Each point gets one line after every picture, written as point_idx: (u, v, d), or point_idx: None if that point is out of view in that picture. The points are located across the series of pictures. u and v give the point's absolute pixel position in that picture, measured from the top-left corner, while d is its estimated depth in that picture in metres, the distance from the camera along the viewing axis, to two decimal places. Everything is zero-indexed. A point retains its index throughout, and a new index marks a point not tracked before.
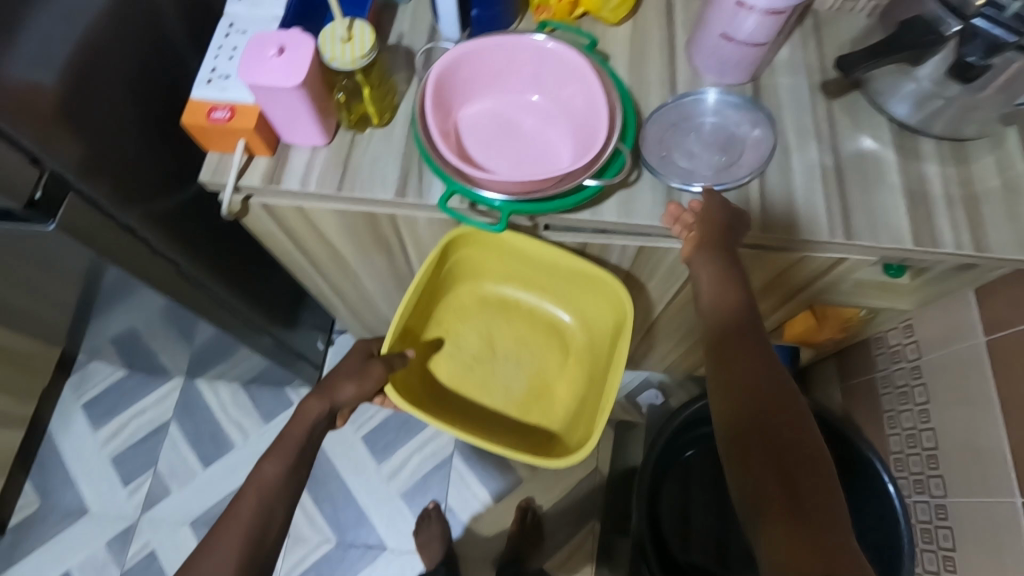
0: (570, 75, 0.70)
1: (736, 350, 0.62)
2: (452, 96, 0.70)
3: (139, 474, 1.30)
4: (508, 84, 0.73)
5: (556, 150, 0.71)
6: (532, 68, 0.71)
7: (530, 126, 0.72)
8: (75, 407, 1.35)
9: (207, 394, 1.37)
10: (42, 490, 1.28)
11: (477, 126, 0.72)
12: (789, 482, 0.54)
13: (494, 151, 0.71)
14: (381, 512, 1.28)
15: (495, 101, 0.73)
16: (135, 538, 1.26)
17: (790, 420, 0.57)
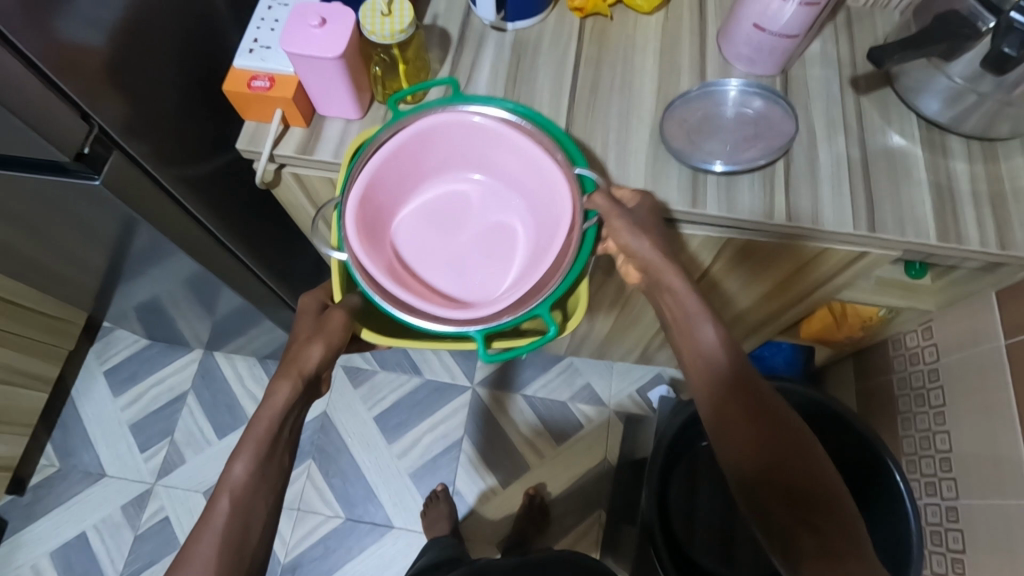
0: (516, 151, 0.67)
1: (725, 383, 0.57)
2: (385, 200, 0.67)
3: (157, 440, 1.33)
4: (443, 168, 0.70)
5: (509, 234, 0.70)
6: (460, 151, 0.69)
7: (479, 214, 0.71)
8: (97, 373, 1.39)
9: (225, 366, 1.40)
10: (63, 451, 1.32)
11: (422, 224, 0.70)
12: (810, 525, 0.51)
13: (444, 249, 0.70)
14: (390, 490, 1.29)
15: (433, 189, 0.71)
16: (150, 503, 1.29)
17: (796, 455, 0.53)
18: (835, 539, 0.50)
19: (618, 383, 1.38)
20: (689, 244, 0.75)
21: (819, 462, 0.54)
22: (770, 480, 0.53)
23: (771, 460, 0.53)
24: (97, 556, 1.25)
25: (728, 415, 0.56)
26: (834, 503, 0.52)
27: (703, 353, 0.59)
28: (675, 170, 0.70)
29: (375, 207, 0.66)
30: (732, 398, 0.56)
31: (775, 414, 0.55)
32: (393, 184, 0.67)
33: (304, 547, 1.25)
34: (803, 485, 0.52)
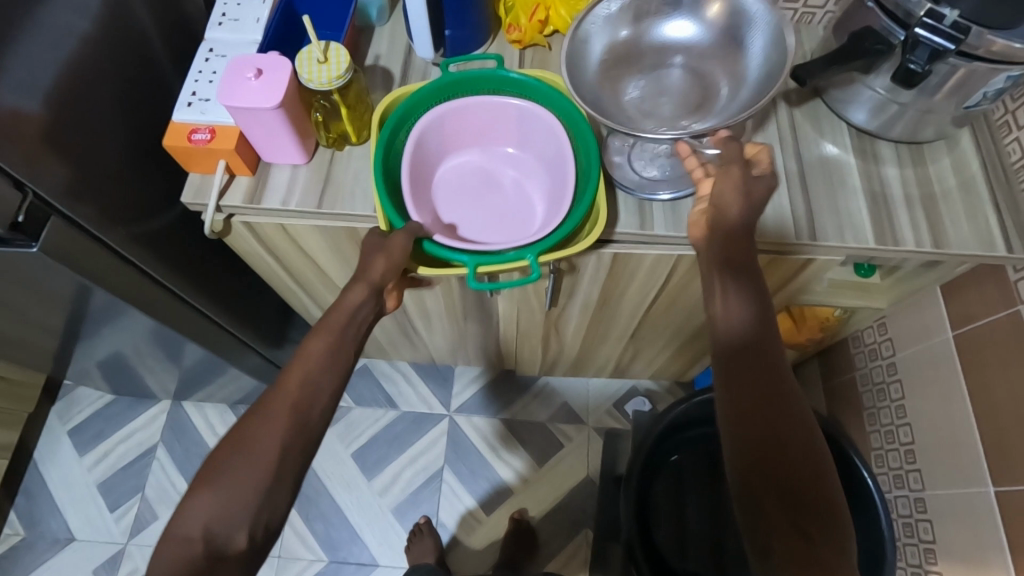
0: (542, 136, 0.74)
1: (751, 372, 0.55)
2: (427, 163, 0.74)
3: (128, 498, 1.29)
4: (486, 136, 0.77)
5: (525, 206, 0.75)
6: (510, 125, 0.75)
7: (510, 187, 0.76)
8: (62, 433, 1.34)
9: (196, 415, 1.37)
10: (29, 518, 1.27)
11: (459, 182, 0.76)
12: (795, 522, 0.52)
13: (475, 207, 0.75)
14: (373, 529, 1.27)
15: (480, 156, 0.78)
16: (123, 564, 1.24)
17: (806, 458, 0.54)
18: (817, 536, 0.52)
19: (595, 399, 1.38)
20: (642, 264, 0.76)
21: (817, 450, 0.54)
22: (771, 468, 0.53)
23: (776, 448, 0.53)
24: None
25: (743, 404, 0.55)
26: (825, 502, 0.53)
27: (731, 336, 0.56)
28: (620, 200, 0.72)
29: (420, 169, 0.73)
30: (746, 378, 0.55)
31: (793, 414, 0.54)
32: (435, 146, 0.74)
33: None
34: (789, 473, 0.53)
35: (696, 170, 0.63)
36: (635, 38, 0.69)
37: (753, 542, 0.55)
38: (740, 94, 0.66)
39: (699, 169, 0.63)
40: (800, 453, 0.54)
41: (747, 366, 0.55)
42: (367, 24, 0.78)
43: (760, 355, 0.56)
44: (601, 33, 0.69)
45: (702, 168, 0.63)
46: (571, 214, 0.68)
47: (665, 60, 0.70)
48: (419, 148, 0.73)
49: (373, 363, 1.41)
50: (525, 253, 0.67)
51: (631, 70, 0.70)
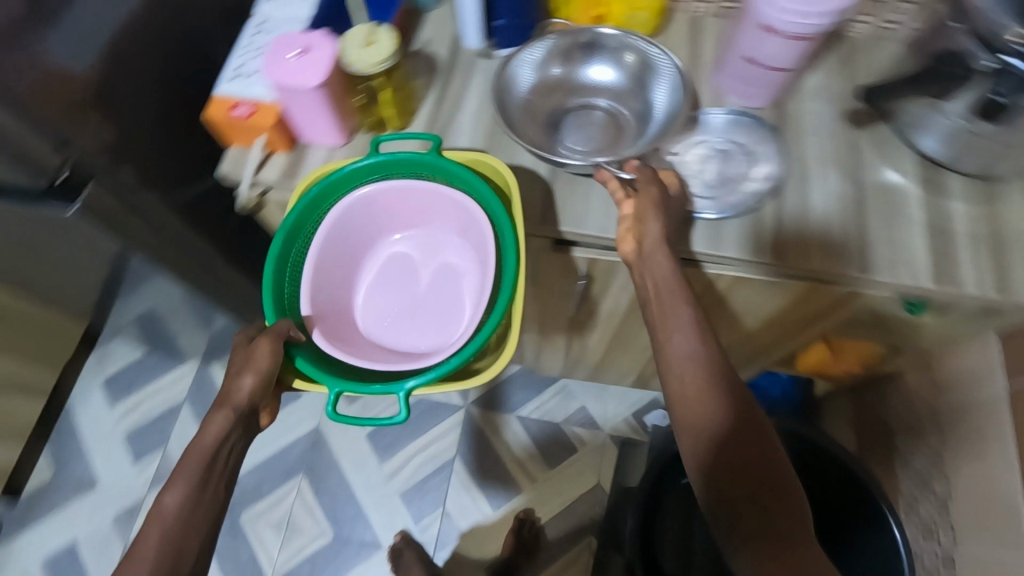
0: (476, 231, 0.68)
1: (692, 357, 0.56)
2: (351, 244, 0.70)
3: (150, 452, 1.34)
4: (427, 220, 0.72)
5: (446, 308, 0.69)
6: (448, 213, 0.70)
7: (434, 283, 0.71)
8: (96, 381, 1.40)
9: (221, 379, 1.40)
10: (58, 459, 1.33)
11: (386, 268, 0.72)
12: (755, 499, 0.51)
13: (395, 301, 0.71)
14: (379, 510, 1.28)
15: (418, 240, 0.73)
16: (140, 514, 1.29)
17: (759, 440, 0.53)
18: (777, 513, 0.50)
19: (614, 408, 1.36)
20: None
21: (764, 429, 0.53)
22: (725, 444, 0.52)
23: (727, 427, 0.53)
24: (85, 566, 1.25)
25: (688, 385, 0.55)
26: (781, 481, 0.52)
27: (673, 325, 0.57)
28: None
29: (339, 250, 0.69)
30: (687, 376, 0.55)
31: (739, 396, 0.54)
32: (360, 227, 0.70)
33: (290, 565, 1.25)
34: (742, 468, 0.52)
35: (617, 190, 0.63)
36: (563, 76, 0.74)
37: (716, 524, 0.52)
38: (648, 132, 0.70)
39: (619, 191, 0.64)
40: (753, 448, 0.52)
41: (689, 352, 0.56)
42: (417, 8, 0.77)
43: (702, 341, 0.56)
44: (530, 67, 0.73)
45: (620, 191, 0.64)
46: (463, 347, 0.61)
47: (590, 97, 0.74)
48: (340, 228, 0.69)
49: None
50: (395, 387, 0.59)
51: (553, 102, 0.74)
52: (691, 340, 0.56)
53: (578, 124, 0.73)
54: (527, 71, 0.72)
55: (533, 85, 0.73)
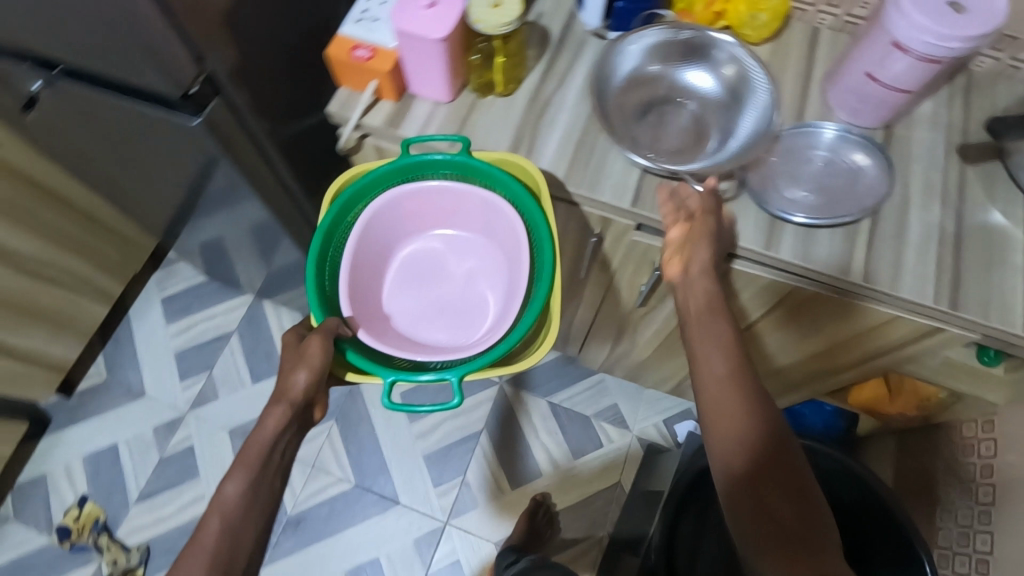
0: (508, 232, 0.71)
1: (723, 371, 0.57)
2: (378, 244, 0.72)
3: (196, 373, 1.40)
4: (451, 220, 0.75)
5: (472, 305, 0.73)
6: (477, 212, 0.73)
7: (458, 283, 0.74)
8: (155, 298, 1.46)
9: (272, 316, 1.45)
10: (112, 365, 1.40)
11: (411, 266, 0.75)
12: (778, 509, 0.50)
13: (420, 299, 0.74)
14: (401, 468, 1.31)
15: (441, 241, 0.76)
16: (179, 430, 1.35)
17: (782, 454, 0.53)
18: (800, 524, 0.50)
19: (645, 411, 1.35)
20: (747, 289, 0.72)
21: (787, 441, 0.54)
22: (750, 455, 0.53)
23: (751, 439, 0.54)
24: (123, 468, 1.32)
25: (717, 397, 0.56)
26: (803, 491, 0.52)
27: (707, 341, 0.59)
28: (751, 209, 0.66)
29: (370, 248, 0.71)
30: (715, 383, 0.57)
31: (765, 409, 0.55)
32: (385, 228, 0.73)
33: (310, 504, 1.29)
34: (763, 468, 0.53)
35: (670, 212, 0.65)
36: (659, 73, 0.72)
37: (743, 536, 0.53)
38: (727, 146, 0.67)
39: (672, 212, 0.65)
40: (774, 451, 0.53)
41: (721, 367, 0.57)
42: None
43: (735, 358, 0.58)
44: (631, 56, 0.71)
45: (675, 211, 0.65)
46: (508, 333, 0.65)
47: (678, 98, 0.72)
48: (373, 227, 0.71)
49: None
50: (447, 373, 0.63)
51: (639, 97, 0.72)
52: (720, 355, 0.58)
53: (658, 124, 0.71)
54: (623, 62, 0.71)
55: (628, 76, 0.71)
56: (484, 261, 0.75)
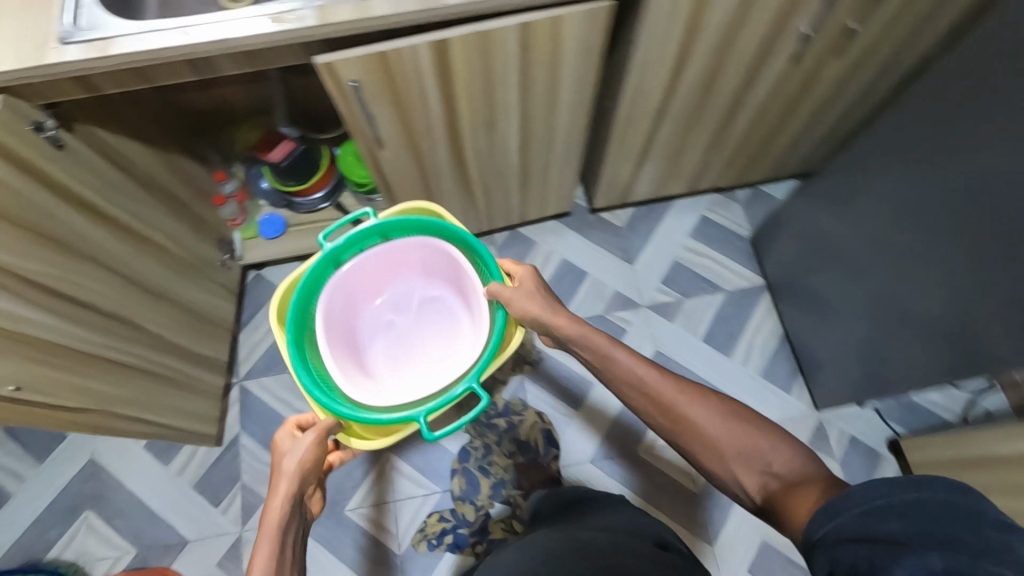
0: (443, 260, 1.08)
1: (619, 382, 0.85)
2: (341, 321, 1.07)
3: (675, 290, 1.47)
4: (396, 275, 1.12)
5: (452, 334, 1.12)
6: (417, 259, 1.09)
7: (432, 323, 1.13)
8: (698, 211, 1.55)
9: (759, 311, 1.45)
10: (632, 223, 1.54)
11: (385, 328, 1.13)
12: (742, 457, 0.70)
13: (414, 343, 1.12)
14: (740, 526, 1.27)
15: (394, 303, 1.14)
16: (629, 312, 1.45)
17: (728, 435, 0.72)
18: (750, 446, 0.71)
19: None
20: None
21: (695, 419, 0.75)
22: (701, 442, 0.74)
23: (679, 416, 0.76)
24: (576, 293, 1.47)
25: (649, 402, 0.81)
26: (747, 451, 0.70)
27: (613, 363, 0.85)
28: None
29: (337, 315, 1.05)
30: (720, 459, 0.72)
31: (657, 387, 0.80)
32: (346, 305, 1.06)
33: (656, 465, 1.32)
34: (766, 465, 0.69)
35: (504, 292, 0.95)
36: None
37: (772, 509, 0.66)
38: None
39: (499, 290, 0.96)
40: (763, 448, 0.70)
41: (622, 384, 0.85)
42: None
43: (610, 360, 0.86)
44: None
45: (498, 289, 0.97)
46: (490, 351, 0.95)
47: None
48: (336, 311, 1.05)
49: (885, 462, 1.31)
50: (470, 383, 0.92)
51: None
52: (653, 379, 0.81)
53: None
54: None
55: None
56: (438, 291, 1.14)
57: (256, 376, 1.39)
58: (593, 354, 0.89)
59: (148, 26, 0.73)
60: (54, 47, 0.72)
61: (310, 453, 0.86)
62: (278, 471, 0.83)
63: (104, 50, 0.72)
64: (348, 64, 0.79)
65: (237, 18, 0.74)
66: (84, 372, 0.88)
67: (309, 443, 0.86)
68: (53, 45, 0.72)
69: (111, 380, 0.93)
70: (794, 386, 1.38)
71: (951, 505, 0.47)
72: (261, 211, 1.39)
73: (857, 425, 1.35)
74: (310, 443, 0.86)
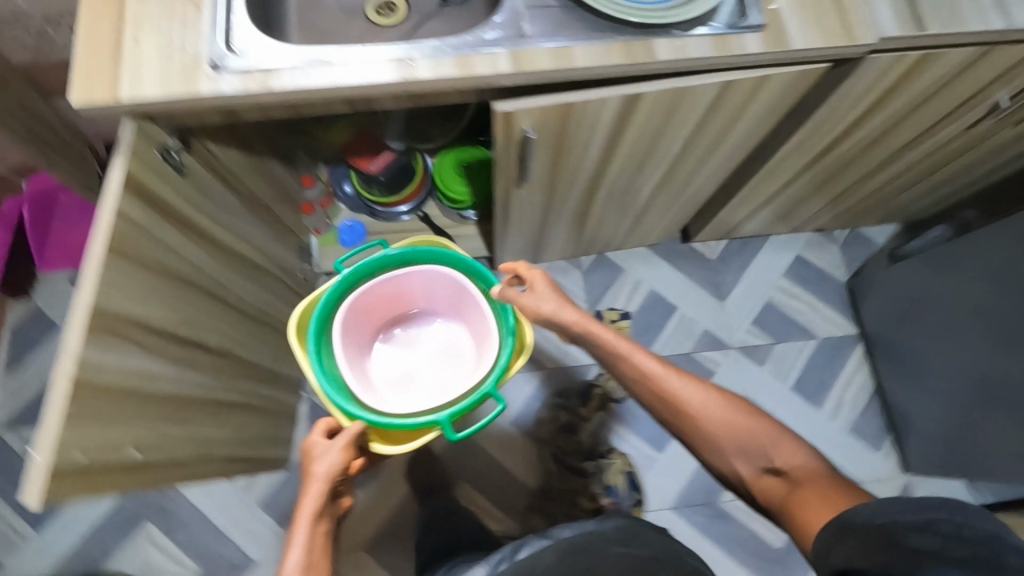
0: (437, 281, 0.96)
1: (626, 371, 0.80)
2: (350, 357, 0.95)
3: (765, 333, 1.41)
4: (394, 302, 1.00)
5: (459, 350, 1.01)
6: (411, 285, 0.97)
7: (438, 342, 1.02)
8: (794, 248, 1.47)
9: (851, 363, 1.40)
10: (724, 256, 1.46)
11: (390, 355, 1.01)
12: (745, 450, 0.73)
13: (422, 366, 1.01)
14: None
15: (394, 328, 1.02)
16: (717, 352, 1.39)
17: (738, 427, 0.74)
18: (756, 440, 0.73)
19: None
20: None
21: (707, 416, 0.75)
22: (708, 436, 0.75)
23: (691, 414, 0.76)
24: (664, 327, 1.41)
25: (655, 394, 0.79)
26: (750, 444, 0.73)
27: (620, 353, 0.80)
28: None
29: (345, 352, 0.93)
30: (720, 447, 0.74)
31: (670, 381, 0.77)
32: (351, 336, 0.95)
33: (739, 517, 1.28)
34: (767, 463, 0.72)
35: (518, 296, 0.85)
36: None
37: (775, 502, 0.70)
38: None
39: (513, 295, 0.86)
40: (765, 446, 0.72)
41: (626, 374, 0.81)
42: None
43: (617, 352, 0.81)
44: None
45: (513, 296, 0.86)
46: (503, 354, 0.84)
47: None
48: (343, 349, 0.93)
49: None
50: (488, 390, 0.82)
51: None
52: (662, 369, 0.78)
53: None
54: None
55: None
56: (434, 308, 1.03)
57: None
58: (598, 344, 0.82)
59: (315, 59, 0.63)
60: (207, 75, 0.62)
61: (339, 460, 0.78)
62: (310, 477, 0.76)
63: (266, 83, 0.62)
64: (532, 113, 0.70)
65: (418, 58, 0.64)
66: (198, 420, 0.81)
67: (342, 450, 0.78)
68: (206, 73, 0.62)
69: (217, 423, 0.86)
70: (882, 445, 1.35)
71: (968, 534, 0.49)
72: (341, 217, 1.29)
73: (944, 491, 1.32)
74: (339, 447, 0.79)
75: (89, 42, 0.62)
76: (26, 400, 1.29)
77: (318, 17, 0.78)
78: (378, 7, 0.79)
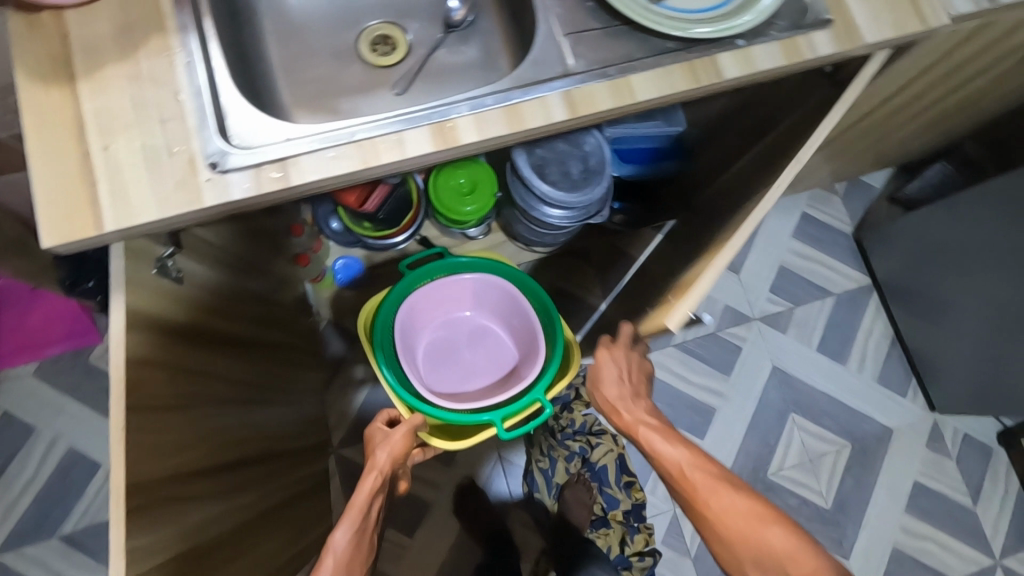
0: (489, 287, 1.03)
1: (656, 454, 0.75)
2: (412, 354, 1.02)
3: (785, 299, 1.40)
4: (447, 309, 1.07)
5: (506, 352, 1.07)
6: (467, 292, 1.04)
7: (488, 348, 1.07)
8: (800, 208, 1.45)
9: (869, 314, 1.41)
10: None
11: (442, 357, 1.07)
12: (758, 563, 0.65)
13: (474, 369, 1.06)
14: (872, 538, 1.30)
15: (444, 332, 1.07)
16: (742, 327, 1.37)
17: (755, 543, 0.65)
18: (771, 553, 0.64)
19: None
20: None
21: (722, 514, 0.67)
22: (726, 545, 0.67)
23: (708, 516, 0.68)
24: None
25: (679, 489, 0.72)
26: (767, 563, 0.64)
27: (657, 443, 0.75)
28: None
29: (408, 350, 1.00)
30: (736, 556, 0.66)
31: (694, 477, 0.71)
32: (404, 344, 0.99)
33: (789, 487, 1.31)
34: None
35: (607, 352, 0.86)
36: None
37: None
38: None
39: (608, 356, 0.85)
40: (788, 557, 0.63)
41: (654, 461, 0.75)
42: None
43: (653, 438, 0.76)
44: None
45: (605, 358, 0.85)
46: (547, 367, 0.94)
47: None
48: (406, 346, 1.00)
49: (996, 455, 1.35)
50: (538, 396, 0.92)
51: None
52: (690, 465, 0.71)
53: None
54: None
55: None
56: (482, 314, 1.08)
57: (352, 443, 1.24)
58: (639, 420, 0.79)
59: (336, 136, 0.52)
60: (208, 179, 0.51)
61: (402, 446, 0.79)
62: (371, 458, 0.77)
63: (283, 178, 0.51)
64: None
65: (457, 117, 0.54)
66: (243, 545, 0.73)
67: (403, 435, 0.79)
68: (207, 176, 0.50)
69: (260, 537, 0.78)
70: (909, 389, 1.38)
71: None
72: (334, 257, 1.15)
73: (971, 423, 1.37)
74: (400, 431, 0.79)
75: (51, 160, 0.50)
76: (18, 515, 1.16)
77: (306, 68, 0.66)
78: (373, 43, 0.68)
